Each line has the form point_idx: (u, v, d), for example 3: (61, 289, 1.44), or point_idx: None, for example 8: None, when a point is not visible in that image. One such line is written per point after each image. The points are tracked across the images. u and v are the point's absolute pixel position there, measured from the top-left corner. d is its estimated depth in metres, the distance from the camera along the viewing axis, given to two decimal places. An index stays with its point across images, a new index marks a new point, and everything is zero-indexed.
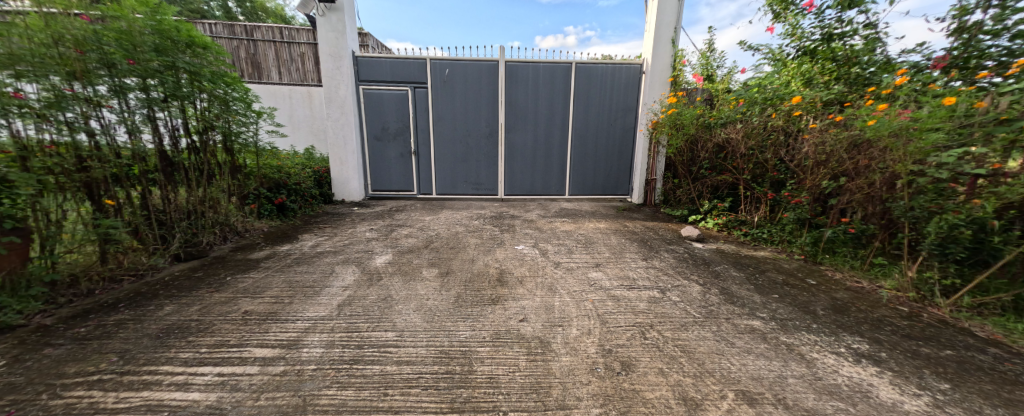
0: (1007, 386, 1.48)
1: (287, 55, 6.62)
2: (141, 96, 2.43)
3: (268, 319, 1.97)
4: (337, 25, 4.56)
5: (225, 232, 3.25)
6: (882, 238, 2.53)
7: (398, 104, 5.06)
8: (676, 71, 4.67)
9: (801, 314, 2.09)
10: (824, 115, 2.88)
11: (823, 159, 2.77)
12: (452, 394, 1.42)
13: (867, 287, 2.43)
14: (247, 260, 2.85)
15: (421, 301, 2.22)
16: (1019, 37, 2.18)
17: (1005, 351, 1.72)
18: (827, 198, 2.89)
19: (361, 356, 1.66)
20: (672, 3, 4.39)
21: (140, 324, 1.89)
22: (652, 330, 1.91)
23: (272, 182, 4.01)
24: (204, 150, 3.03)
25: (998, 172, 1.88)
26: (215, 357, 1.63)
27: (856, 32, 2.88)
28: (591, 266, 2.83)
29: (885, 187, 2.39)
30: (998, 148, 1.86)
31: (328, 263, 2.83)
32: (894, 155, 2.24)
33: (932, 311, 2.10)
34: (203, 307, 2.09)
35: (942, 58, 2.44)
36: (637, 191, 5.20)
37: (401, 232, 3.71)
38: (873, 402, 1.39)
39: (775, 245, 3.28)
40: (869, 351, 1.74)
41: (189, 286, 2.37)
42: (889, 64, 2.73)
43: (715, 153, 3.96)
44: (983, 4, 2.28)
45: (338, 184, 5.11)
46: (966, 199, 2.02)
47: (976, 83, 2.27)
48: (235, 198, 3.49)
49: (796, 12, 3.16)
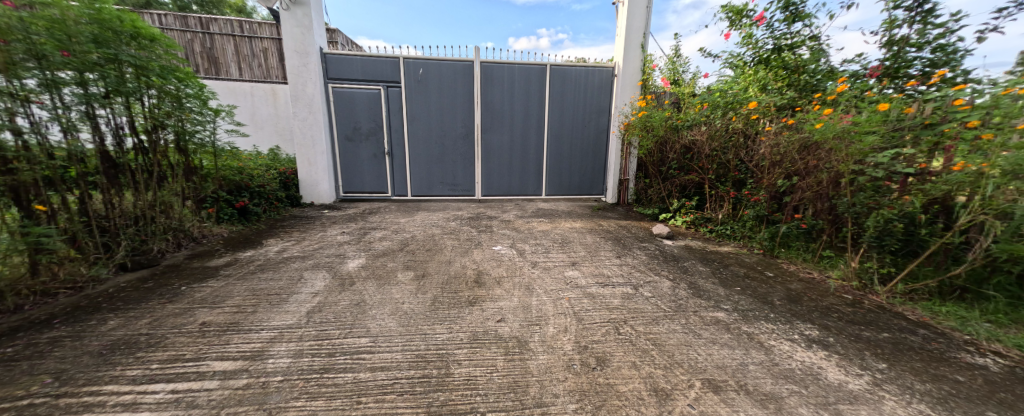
0: (933, 362, 1.66)
1: (248, 50, 6.27)
2: (79, 92, 2.22)
3: (229, 330, 1.86)
4: (302, 20, 4.37)
5: (180, 239, 3.04)
6: (830, 232, 2.74)
7: (370, 103, 4.93)
8: (645, 74, 4.84)
9: (760, 305, 2.23)
10: (779, 119, 3.09)
11: (777, 159, 2.96)
12: (428, 399, 1.40)
13: (818, 278, 2.63)
14: (205, 268, 2.67)
15: (397, 304, 2.17)
16: (938, 50, 2.48)
17: (932, 332, 1.91)
18: (782, 196, 3.10)
19: (332, 365, 1.60)
20: (640, 10, 4.56)
21: (79, 341, 1.72)
22: (626, 325, 1.98)
23: (233, 184, 3.76)
24: (154, 150, 2.80)
25: (925, 171, 2.11)
26: (170, 373, 1.52)
27: (803, 43, 3.13)
28: (568, 265, 2.88)
29: (831, 186, 2.59)
30: (924, 150, 2.09)
31: (297, 269, 2.70)
32: (839, 156, 2.41)
33: (871, 298, 2.31)
34: (153, 320, 1.94)
35: (877, 68, 2.71)
36: (611, 191, 5.35)
37: (375, 235, 3.61)
38: (821, 383, 1.51)
39: (737, 240, 3.48)
40: (818, 336, 1.88)
41: (137, 297, 2.19)
42: (832, 72, 3.01)
43: (683, 154, 4.12)
44: (910, 19, 2.56)
45: (306, 185, 4.90)
46: (899, 196, 2.23)
47: (905, 91, 2.57)
48: (190, 202, 3.25)
49: (750, 22, 3.37)
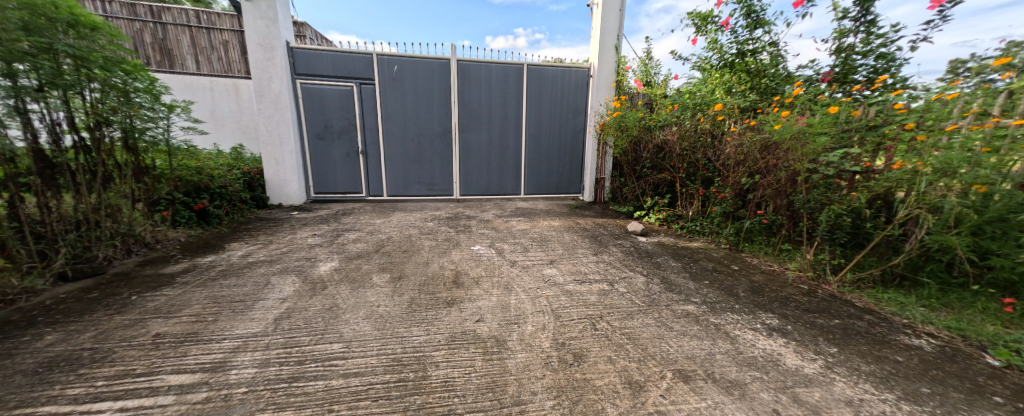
0: (877, 345, 1.80)
1: (206, 42, 5.89)
2: (7, 84, 2.01)
3: (186, 341, 1.74)
4: (267, 12, 4.15)
5: (129, 245, 2.81)
6: (788, 226, 2.92)
7: (341, 101, 4.76)
8: (619, 76, 4.97)
9: (726, 297, 2.35)
10: (742, 120, 3.26)
11: (741, 158, 3.12)
12: (405, 403, 1.38)
13: (778, 270, 2.79)
14: (160, 276, 2.48)
15: (372, 308, 2.11)
16: (880, 59, 2.70)
17: (876, 317, 2.08)
18: (746, 193, 3.26)
19: (302, 373, 1.54)
20: (613, 13, 4.66)
21: (10, 359, 1.56)
22: (602, 321, 2.02)
23: (190, 185, 3.52)
24: (98, 148, 2.58)
25: (870, 169, 2.30)
26: (119, 390, 1.40)
27: (764, 48, 3.31)
28: (546, 263, 2.91)
29: (789, 183, 2.76)
30: (869, 150, 2.28)
31: (263, 273, 2.57)
32: (795, 156, 2.57)
33: (825, 287, 2.48)
34: (99, 333, 1.78)
35: (828, 73, 2.91)
36: (588, 190, 5.45)
37: (349, 237, 3.49)
38: (781, 369, 1.61)
39: (706, 236, 3.63)
40: (778, 325, 2.00)
41: (79, 309, 2.00)
42: (789, 77, 3.21)
43: (655, 153, 4.25)
44: (856, 29, 2.76)
45: (273, 185, 4.66)
46: (848, 192, 2.41)
47: (851, 95, 2.79)
48: (141, 204, 3.02)
49: (715, 28, 3.53)
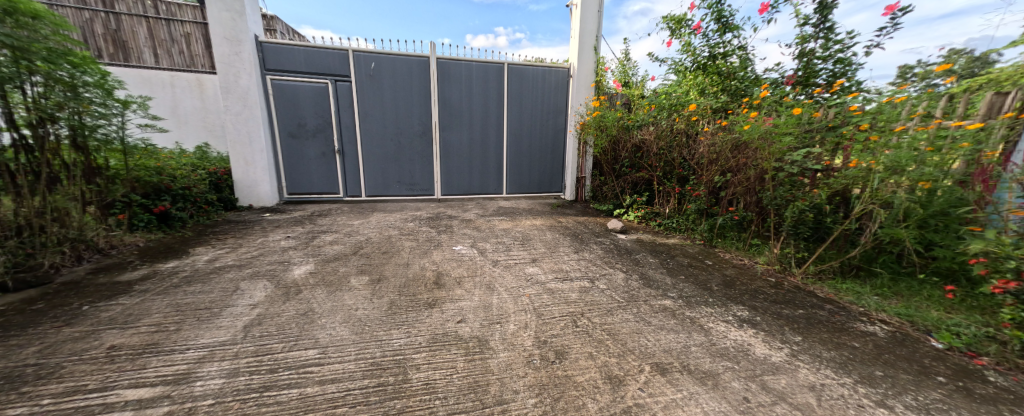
0: (836, 332, 1.92)
1: (166, 35, 5.55)
2: None
3: (145, 352, 1.64)
4: (233, 4, 3.94)
5: (80, 252, 2.60)
6: (757, 222, 3.06)
7: (316, 98, 4.60)
8: (598, 76, 5.05)
9: (701, 291, 2.43)
10: (714, 121, 3.39)
11: (713, 157, 3.25)
12: (384, 408, 1.35)
13: (748, 264, 2.93)
14: (115, 284, 2.32)
15: (350, 311, 2.05)
16: (838, 63, 2.87)
17: (836, 306, 2.22)
18: (718, 191, 3.37)
19: (274, 381, 1.47)
20: (592, 14, 4.73)
21: None
22: (583, 318, 2.05)
23: (149, 186, 3.31)
24: (42, 147, 2.38)
25: (829, 167, 2.46)
26: (68, 408, 1.30)
27: (733, 52, 3.46)
28: (528, 262, 2.92)
29: (757, 181, 2.89)
30: (829, 149, 2.43)
31: (232, 279, 2.44)
32: (763, 154, 2.69)
33: (790, 279, 2.63)
34: (45, 347, 1.64)
35: (792, 77, 3.07)
36: (569, 188, 5.51)
37: (325, 239, 3.38)
38: (750, 358, 1.68)
39: (682, 233, 3.75)
40: (748, 316, 2.09)
41: (21, 322, 1.84)
42: (757, 79, 3.36)
43: (633, 152, 4.35)
44: (816, 35, 2.92)
45: (242, 186, 4.45)
46: (810, 189, 2.54)
47: (813, 97, 2.95)
48: (93, 207, 2.80)
49: (688, 31, 3.65)
